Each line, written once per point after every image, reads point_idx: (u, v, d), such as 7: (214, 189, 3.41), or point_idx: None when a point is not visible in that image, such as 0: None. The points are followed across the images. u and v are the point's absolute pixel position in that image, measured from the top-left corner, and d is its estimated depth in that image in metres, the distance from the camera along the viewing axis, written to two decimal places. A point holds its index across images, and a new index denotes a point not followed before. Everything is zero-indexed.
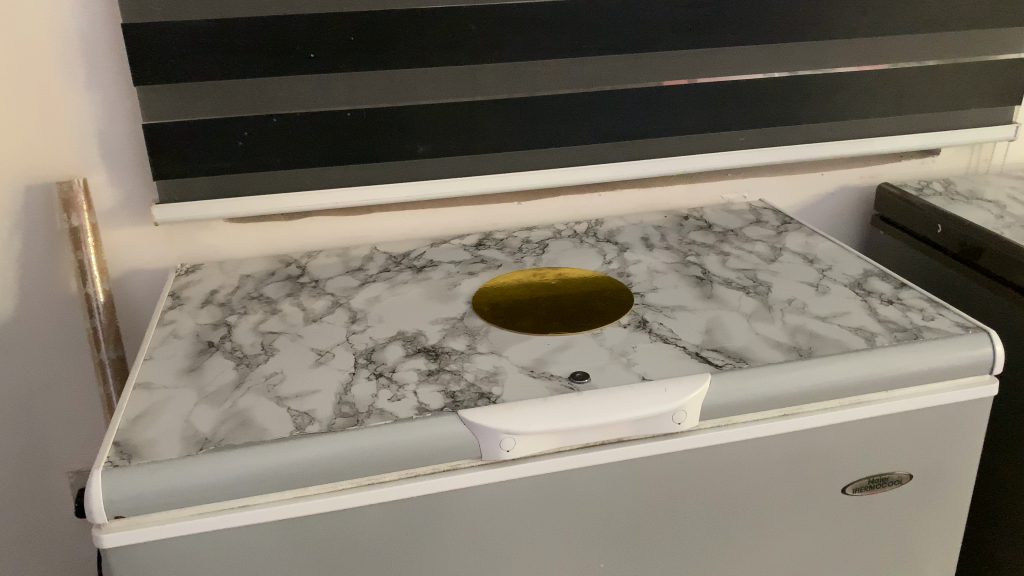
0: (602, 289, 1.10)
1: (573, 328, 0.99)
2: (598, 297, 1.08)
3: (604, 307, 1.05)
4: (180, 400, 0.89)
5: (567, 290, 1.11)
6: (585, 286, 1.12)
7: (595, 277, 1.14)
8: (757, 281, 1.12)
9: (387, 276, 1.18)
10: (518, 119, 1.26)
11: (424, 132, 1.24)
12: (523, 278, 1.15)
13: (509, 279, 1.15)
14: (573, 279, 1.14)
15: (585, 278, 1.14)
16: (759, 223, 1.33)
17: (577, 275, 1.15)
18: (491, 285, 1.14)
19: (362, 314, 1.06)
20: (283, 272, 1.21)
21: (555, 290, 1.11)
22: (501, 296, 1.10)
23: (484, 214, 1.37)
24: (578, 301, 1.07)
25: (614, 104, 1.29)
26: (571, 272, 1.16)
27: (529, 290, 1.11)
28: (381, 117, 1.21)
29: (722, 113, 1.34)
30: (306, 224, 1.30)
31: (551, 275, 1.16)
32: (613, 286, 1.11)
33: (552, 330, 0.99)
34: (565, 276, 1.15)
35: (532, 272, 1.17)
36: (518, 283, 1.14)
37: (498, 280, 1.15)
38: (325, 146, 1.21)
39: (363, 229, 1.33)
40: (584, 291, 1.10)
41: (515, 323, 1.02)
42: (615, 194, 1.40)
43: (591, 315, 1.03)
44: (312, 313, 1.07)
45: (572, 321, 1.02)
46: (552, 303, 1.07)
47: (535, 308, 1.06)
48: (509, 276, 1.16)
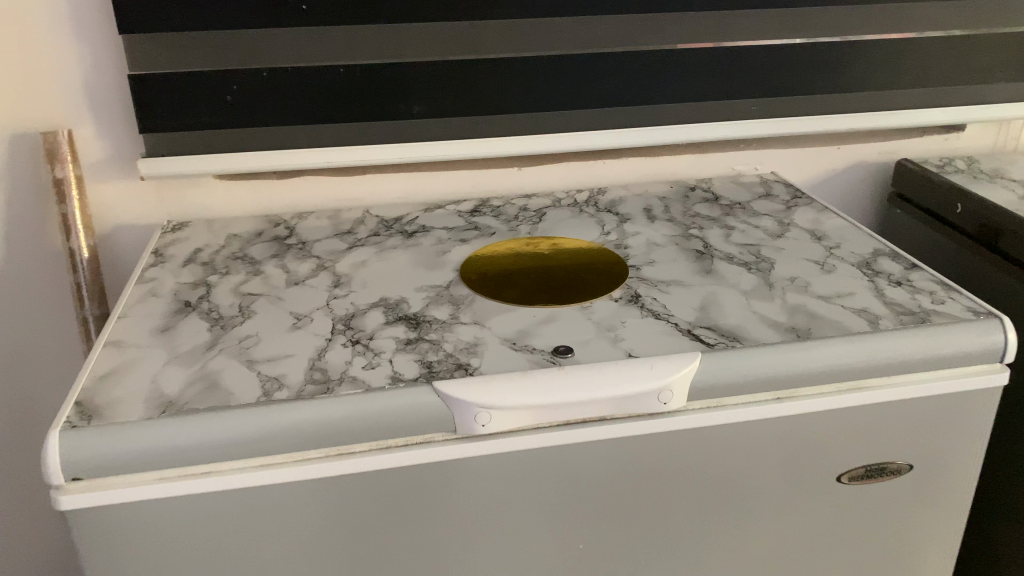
0: (596, 261, 1.06)
1: (561, 301, 0.95)
2: (591, 270, 1.04)
3: (597, 280, 1.01)
4: (150, 361, 0.86)
5: (560, 262, 1.06)
6: (579, 258, 1.07)
7: (590, 249, 1.10)
8: (760, 257, 1.06)
9: (376, 241, 1.14)
10: (519, 81, 1.21)
11: (420, 92, 1.19)
12: (516, 248, 1.11)
13: (501, 249, 1.11)
14: (568, 251, 1.10)
15: (579, 250, 1.10)
16: (768, 197, 1.27)
17: (572, 247, 1.11)
18: (482, 254, 1.10)
19: (346, 279, 1.03)
20: (270, 233, 1.18)
21: (548, 261, 1.07)
22: (491, 266, 1.06)
23: (482, 180, 1.32)
24: (570, 273, 1.03)
25: (621, 68, 1.23)
26: (567, 244, 1.12)
27: (521, 261, 1.07)
28: (376, 75, 1.16)
29: (734, 81, 1.28)
30: (297, 184, 1.27)
31: (545, 245, 1.12)
32: (609, 259, 1.07)
33: (540, 302, 0.95)
34: (559, 247, 1.11)
35: (526, 242, 1.13)
36: (510, 253, 1.10)
37: (490, 249, 1.11)
38: (316, 104, 1.17)
39: (357, 191, 1.29)
40: (578, 263, 1.06)
41: (502, 293, 0.98)
42: (620, 163, 1.35)
43: (582, 288, 0.99)
44: (295, 276, 1.04)
45: (562, 294, 0.97)
46: (543, 274, 1.03)
47: (525, 279, 1.02)
48: (501, 245, 1.12)
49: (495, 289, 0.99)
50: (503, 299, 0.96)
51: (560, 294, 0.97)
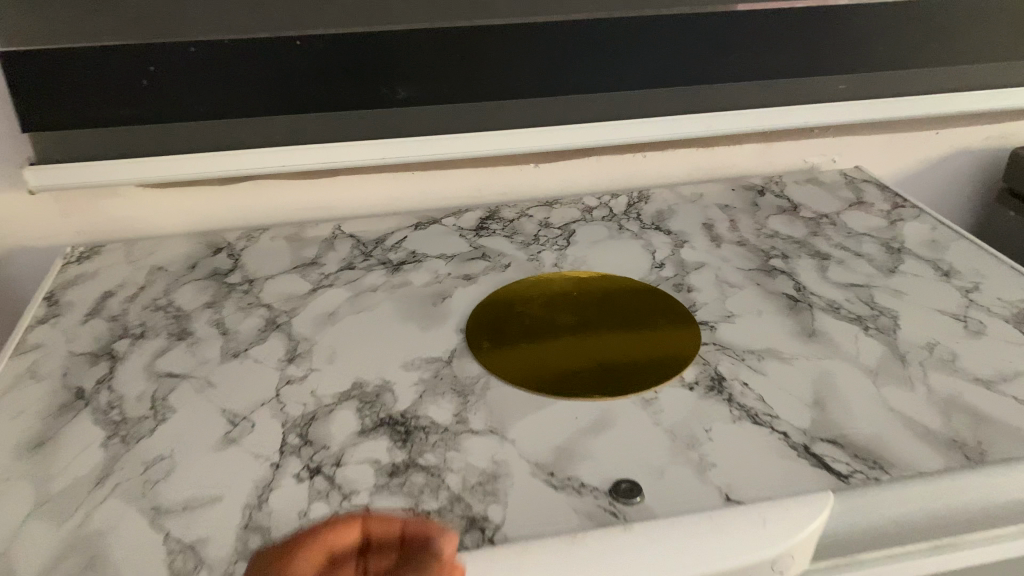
0: (651, 312, 0.77)
1: (611, 390, 0.67)
2: (646, 326, 0.75)
3: (656, 347, 0.72)
4: (8, 506, 0.57)
5: (601, 313, 0.77)
6: (626, 306, 0.78)
7: (640, 291, 0.81)
8: (876, 308, 0.78)
9: (350, 278, 0.85)
10: (539, 56, 0.90)
11: (406, 71, 0.88)
12: (538, 291, 0.82)
13: (518, 292, 0.82)
14: (609, 295, 0.80)
15: (625, 293, 0.81)
16: (860, 205, 0.98)
17: (614, 288, 0.82)
18: (492, 300, 0.80)
19: (306, 348, 0.73)
20: (208, 265, 0.88)
21: (584, 311, 0.78)
22: (506, 321, 0.77)
23: (487, 181, 1.02)
24: (617, 332, 0.74)
25: (673, 36, 0.92)
26: (607, 283, 0.83)
27: (547, 312, 0.78)
28: (343, 51, 0.85)
29: (821, 51, 0.97)
30: (243, 191, 0.96)
31: (578, 286, 0.83)
32: (667, 308, 0.77)
33: (581, 391, 0.67)
34: (598, 289, 0.82)
35: (551, 281, 0.84)
36: (531, 299, 0.80)
37: (503, 292, 0.82)
38: (264, 90, 0.86)
39: (324, 198, 0.98)
40: (625, 316, 0.77)
41: (525, 374, 0.69)
42: (664, 155, 1.04)
43: (637, 365, 0.70)
44: (236, 343, 0.75)
45: (610, 374, 0.69)
46: (578, 334, 0.74)
47: (555, 344, 0.73)
48: (518, 286, 0.83)
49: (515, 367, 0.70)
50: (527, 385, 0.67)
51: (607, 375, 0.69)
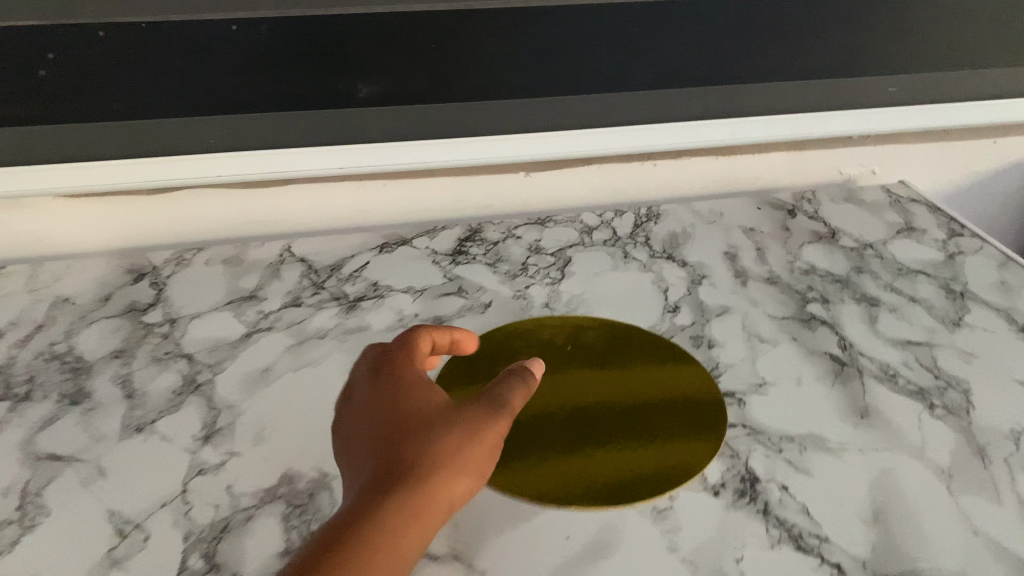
0: (664, 377, 0.62)
1: (613, 496, 0.52)
2: (658, 397, 0.60)
3: (670, 429, 0.57)
4: None
5: (602, 376, 0.62)
6: (633, 367, 0.63)
7: (650, 345, 0.65)
8: (942, 375, 0.63)
9: (294, 319, 0.69)
10: (529, 47, 0.73)
11: (367, 62, 0.72)
12: (525, 342, 0.67)
13: (500, 344, 0.66)
14: (613, 349, 0.65)
15: (633, 346, 0.65)
16: (910, 232, 0.82)
17: (618, 339, 0.66)
18: (468, 355, 0.65)
19: (227, 423, 0.58)
20: (124, 299, 0.72)
21: (580, 372, 0.62)
22: (482, 386, 0.62)
23: (468, 191, 0.86)
24: (621, 405, 0.59)
25: (696, 26, 0.75)
26: (610, 332, 0.67)
27: (535, 372, 0.63)
28: (290, 38, 0.69)
29: (871, 47, 0.80)
30: (173, 204, 0.79)
31: (575, 335, 0.67)
32: (684, 371, 0.62)
33: (573, 495, 0.51)
34: (598, 340, 0.66)
35: (542, 327, 0.68)
36: (516, 354, 0.65)
37: (482, 343, 0.66)
38: (195, 84, 0.70)
39: (272, 212, 0.82)
40: (632, 381, 0.61)
41: (501, 465, 0.54)
42: (677, 163, 0.88)
43: (647, 455, 0.55)
44: (141, 413, 0.59)
45: (611, 470, 0.53)
46: (572, 405, 0.59)
47: (542, 419, 0.58)
48: (501, 335, 0.67)
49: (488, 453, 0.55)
50: (503, 484, 0.52)
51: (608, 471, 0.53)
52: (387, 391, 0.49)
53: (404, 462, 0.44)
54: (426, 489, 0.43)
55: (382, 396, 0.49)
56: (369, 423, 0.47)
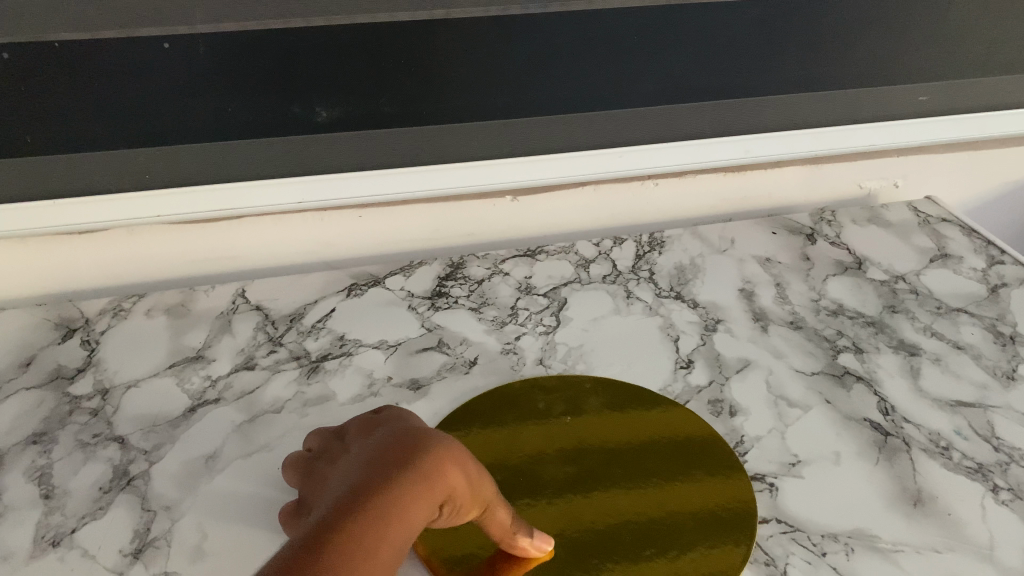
0: (683, 463, 0.53)
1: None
2: (678, 494, 0.51)
3: (695, 538, 0.49)
4: None
5: (612, 463, 0.53)
6: (648, 450, 0.54)
7: (664, 415, 0.56)
8: (1002, 448, 0.54)
9: (248, 387, 0.60)
10: (513, 61, 0.63)
11: (327, 83, 0.61)
12: (519, 409, 0.57)
13: (490, 412, 0.57)
14: (622, 422, 0.56)
15: (645, 419, 0.56)
16: (945, 259, 0.74)
17: (626, 406, 0.57)
18: (453, 427, 0.56)
19: (164, 531, 0.49)
20: (47, 363, 0.62)
21: (587, 457, 0.54)
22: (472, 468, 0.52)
23: (446, 218, 0.76)
24: (638, 509, 0.50)
25: (707, 32, 0.65)
26: (617, 397, 0.58)
27: (534, 456, 0.54)
28: (231, 57, 0.58)
29: (903, 53, 0.70)
30: (105, 246, 0.68)
31: (576, 400, 0.58)
32: (705, 453, 0.54)
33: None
34: (604, 409, 0.57)
35: (537, 390, 0.59)
36: (510, 426, 0.56)
37: (468, 411, 0.57)
38: (118, 113, 0.59)
39: (222, 249, 0.72)
40: (648, 471, 0.53)
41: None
42: (681, 182, 0.78)
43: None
44: (59, 521, 0.50)
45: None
46: (581, 509, 0.50)
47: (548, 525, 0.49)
48: (491, 400, 0.58)
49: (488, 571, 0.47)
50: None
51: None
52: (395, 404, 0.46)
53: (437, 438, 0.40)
54: (456, 467, 0.39)
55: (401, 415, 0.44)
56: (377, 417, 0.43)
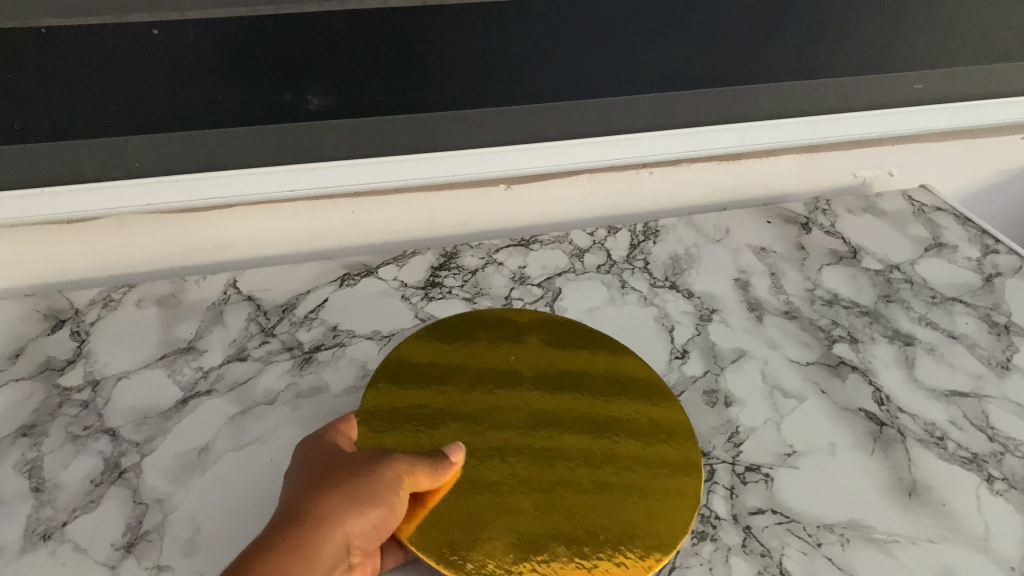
0: (628, 405, 0.55)
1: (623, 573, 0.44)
2: (627, 432, 0.53)
3: (652, 475, 0.50)
4: None
5: (561, 407, 0.54)
6: (593, 395, 0.55)
7: (610, 364, 0.58)
8: (997, 438, 0.55)
9: (241, 378, 0.59)
10: (505, 48, 0.62)
11: (318, 72, 0.60)
12: (458, 363, 0.57)
13: (427, 369, 0.57)
14: (566, 371, 0.57)
15: (589, 367, 0.58)
16: (940, 249, 0.74)
17: (563, 355, 0.58)
18: (394, 388, 0.55)
19: (155, 524, 0.49)
20: (37, 355, 0.61)
21: (531, 405, 0.54)
22: (422, 431, 0.52)
23: (439, 207, 0.75)
24: (593, 448, 0.51)
25: (702, 20, 0.64)
26: (556, 347, 0.59)
27: (481, 411, 0.54)
28: (219, 43, 0.57)
29: (898, 41, 0.69)
30: (94, 236, 0.67)
31: (518, 345, 0.59)
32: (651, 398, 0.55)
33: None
34: (546, 359, 0.58)
35: (473, 345, 0.59)
36: (451, 382, 0.56)
37: (405, 370, 0.56)
38: (107, 101, 0.58)
39: (214, 239, 0.71)
40: (598, 412, 0.54)
41: (478, 546, 0.45)
42: (675, 170, 0.78)
43: (640, 513, 0.48)
44: (50, 514, 0.49)
45: (609, 537, 0.46)
46: (539, 459, 0.50)
47: (508, 479, 0.49)
48: (429, 359, 0.58)
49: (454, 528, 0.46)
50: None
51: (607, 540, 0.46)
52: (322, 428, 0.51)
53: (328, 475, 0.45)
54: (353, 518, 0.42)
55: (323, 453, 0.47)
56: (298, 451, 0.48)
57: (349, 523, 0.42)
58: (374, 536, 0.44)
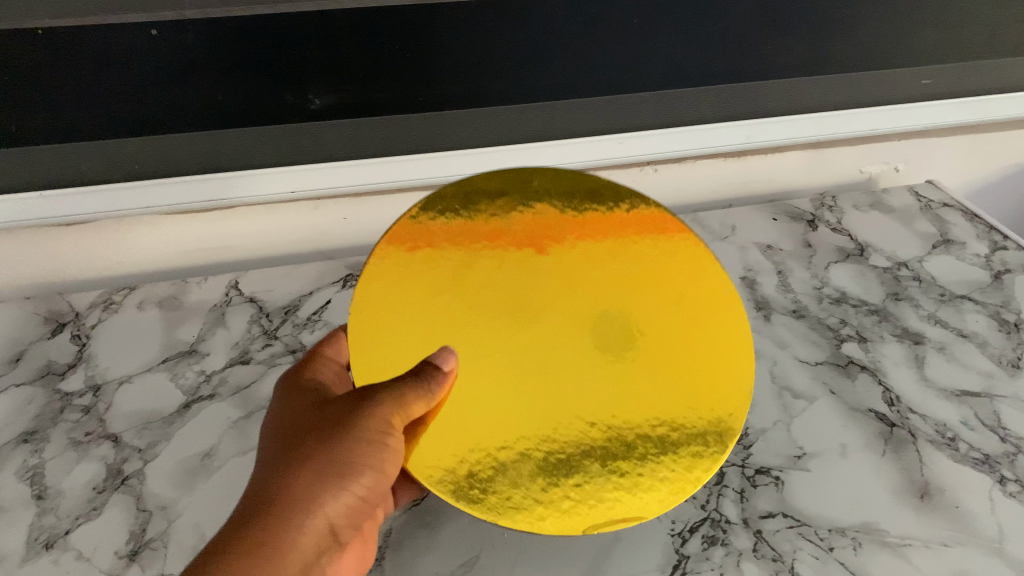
0: (666, 286, 0.49)
1: (663, 484, 0.41)
2: (664, 317, 0.47)
3: (689, 363, 0.45)
4: None
5: (584, 303, 0.47)
6: (621, 273, 0.49)
7: (642, 231, 0.51)
8: (1009, 439, 0.54)
9: (244, 381, 0.59)
10: (508, 46, 0.61)
11: (321, 72, 0.60)
12: (451, 239, 0.48)
13: (417, 247, 0.48)
14: (584, 246, 0.50)
15: (615, 236, 0.50)
16: (948, 245, 0.73)
17: (582, 223, 0.50)
18: (380, 275, 0.46)
19: (160, 532, 0.48)
20: (37, 359, 0.61)
21: (545, 292, 0.48)
22: (419, 334, 0.45)
23: None
24: (621, 336, 0.46)
25: (709, 16, 0.63)
26: (573, 211, 0.51)
27: (487, 310, 0.46)
28: (219, 44, 0.56)
29: (907, 37, 0.68)
30: (93, 239, 0.66)
31: (526, 219, 0.50)
32: (690, 276, 0.49)
33: (615, 511, 0.40)
34: (558, 229, 0.50)
35: (468, 214, 0.50)
36: (448, 263, 0.47)
37: (392, 247, 0.47)
38: (107, 102, 0.57)
39: (215, 240, 0.70)
40: (627, 292, 0.48)
41: (498, 462, 0.41)
42: (680, 167, 0.77)
43: (679, 425, 0.43)
44: (53, 522, 0.49)
45: (643, 441, 0.42)
46: (564, 368, 0.44)
47: (534, 392, 0.43)
48: (418, 231, 0.48)
49: (465, 443, 0.41)
50: (508, 502, 0.39)
51: (641, 448, 0.42)
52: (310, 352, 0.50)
53: (299, 442, 0.42)
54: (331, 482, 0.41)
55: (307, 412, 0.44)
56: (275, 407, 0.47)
57: (327, 494, 0.40)
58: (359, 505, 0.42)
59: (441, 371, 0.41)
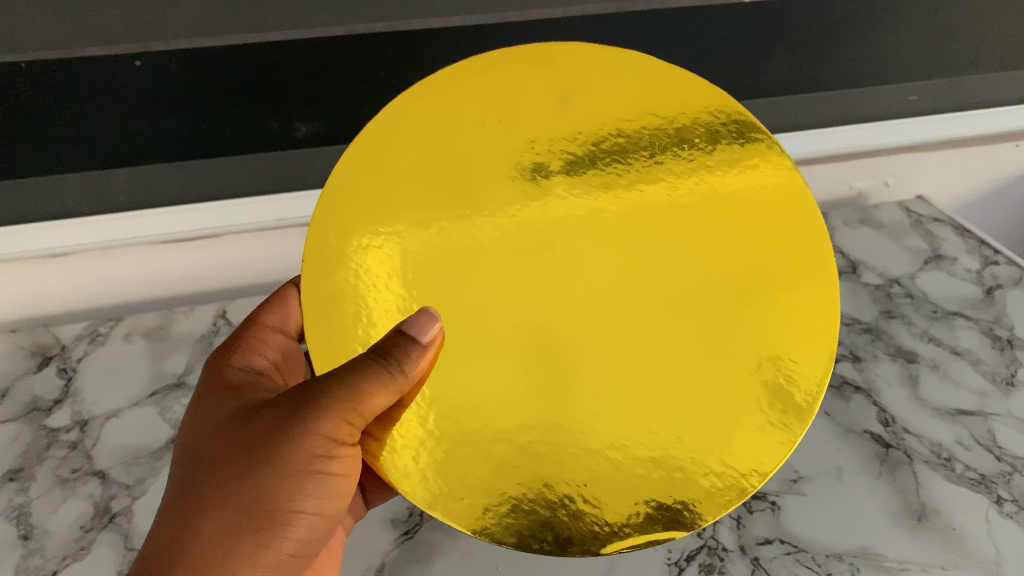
0: (718, 207, 0.39)
1: (695, 476, 0.35)
2: (707, 252, 0.38)
3: (732, 317, 0.37)
4: None
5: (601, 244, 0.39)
6: (655, 194, 0.40)
7: (684, 124, 0.41)
8: (1004, 458, 0.54)
9: None
10: None
11: (304, 101, 0.60)
12: (426, 149, 0.40)
13: (382, 168, 0.39)
14: (604, 145, 0.40)
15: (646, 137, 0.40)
16: (939, 261, 0.73)
17: (605, 118, 0.40)
18: (339, 204, 0.39)
19: None
20: (23, 395, 0.60)
21: (549, 230, 0.39)
22: (389, 291, 0.38)
23: None
24: (646, 288, 0.38)
25: (697, 33, 0.63)
26: (600, 104, 0.40)
27: (479, 257, 0.38)
28: (204, 71, 0.56)
29: (892, 53, 0.68)
30: (79, 272, 0.65)
31: (528, 120, 0.40)
32: (750, 187, 0.39)
33: (634, 514, 0.34)
34: (575, 132, 0.40)
35: (452, 112, 0.40)
36: (429, 189, 0.39)
37: (356, 162, 0.39)
38: (91, 132, 0.57)
39: (201, 271, 0.69)
40: (655, 221, 0.39)
41: (489, 458, 0.35)
42: None
43: (717, 409, 0.36)
44: (39, 563, 0.48)
45: (671, 426, 0.36)
46: (573, 332, 0.37)
47: (537, 361, 0.37)
48: (392, 139, 0.40)
49: (449, 435, 0.36)
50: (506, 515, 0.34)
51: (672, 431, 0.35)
52: (250, 328, 0.50)
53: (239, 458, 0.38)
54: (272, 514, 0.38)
55: (256, 415, 0.40)
56: (227, 389, 0.44)
57: (267, 528, 0.38)
58: (314, 522, 0.39)
59: (416, 343, 0.35)
